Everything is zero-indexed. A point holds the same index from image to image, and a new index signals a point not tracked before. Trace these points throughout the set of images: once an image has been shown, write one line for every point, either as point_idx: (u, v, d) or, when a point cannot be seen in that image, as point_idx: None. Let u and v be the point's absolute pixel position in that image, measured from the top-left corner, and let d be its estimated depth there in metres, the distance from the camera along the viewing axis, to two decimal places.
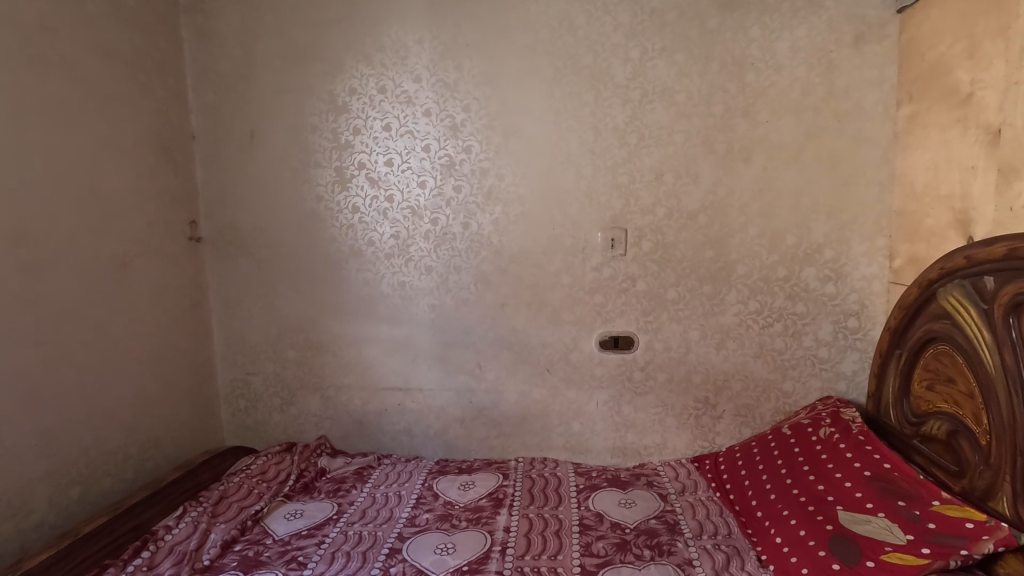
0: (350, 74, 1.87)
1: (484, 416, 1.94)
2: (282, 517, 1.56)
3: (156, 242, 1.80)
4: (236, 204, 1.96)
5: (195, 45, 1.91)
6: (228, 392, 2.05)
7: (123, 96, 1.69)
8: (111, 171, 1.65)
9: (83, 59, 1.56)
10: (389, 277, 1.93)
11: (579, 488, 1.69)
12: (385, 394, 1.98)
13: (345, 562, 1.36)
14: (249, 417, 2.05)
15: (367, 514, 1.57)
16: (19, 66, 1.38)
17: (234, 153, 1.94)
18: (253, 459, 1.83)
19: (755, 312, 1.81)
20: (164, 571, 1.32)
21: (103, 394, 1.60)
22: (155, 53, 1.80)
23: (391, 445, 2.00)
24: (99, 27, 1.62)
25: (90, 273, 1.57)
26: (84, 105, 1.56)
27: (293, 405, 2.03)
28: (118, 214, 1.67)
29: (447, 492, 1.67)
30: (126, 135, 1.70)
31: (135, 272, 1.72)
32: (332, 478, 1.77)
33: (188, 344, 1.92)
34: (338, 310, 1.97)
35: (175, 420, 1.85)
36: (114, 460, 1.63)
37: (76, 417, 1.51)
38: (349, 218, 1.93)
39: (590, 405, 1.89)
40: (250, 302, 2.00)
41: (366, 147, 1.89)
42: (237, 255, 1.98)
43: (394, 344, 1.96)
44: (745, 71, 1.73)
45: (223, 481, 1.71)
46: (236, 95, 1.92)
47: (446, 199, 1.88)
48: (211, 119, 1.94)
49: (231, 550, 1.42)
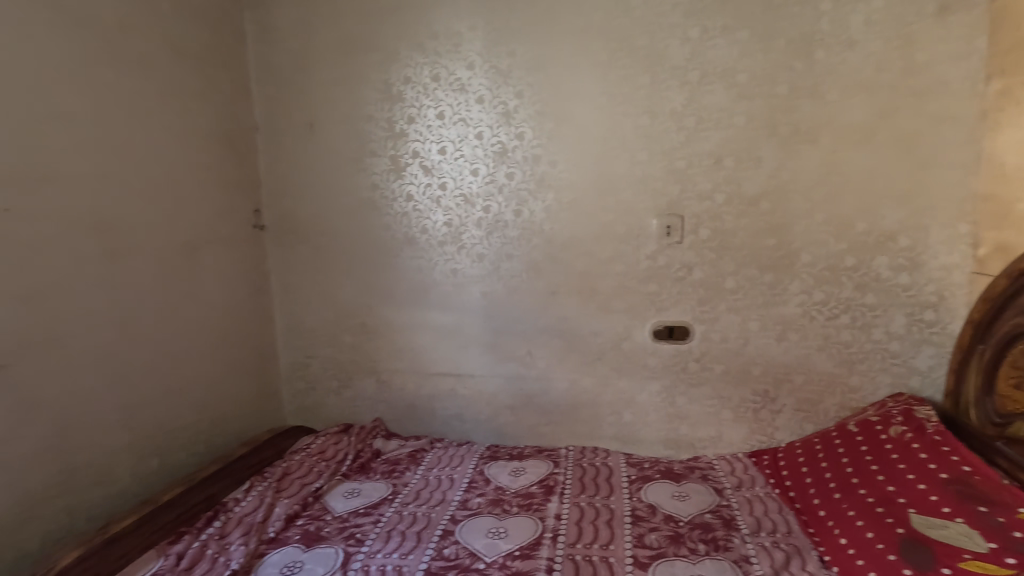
0: (404, 63, 1.89)
1: (534, 404, 1.95)
2: (341, 495, 1.62)
3: (223, 230, 1.88)
4: (296, 193, 2.03)
5: (257, 39, 1.98)
6: (289, 373, 2.14)
7: (192, 90, 1.77)
8: (182, 161, 1.73)
9: (156, 55, 1.64)
10: (442, 264, 1.96)
11: (631, 478, 1.67)
12: (437, 379, 2.02)
13: (401, 541, 1.40)
14: (308, 399, 2.14)
15: (421, 496, 1.61)
16: (100, 64, 1.47)
17: (294, 144, 2.01)
18: (312, 438, 1.90)
19: (820, 303, 1.72)
20: (234, 541, 1.39)
21: (175, 373, 1.69)
22: (220, 48, 1.87)
23: (442, 429, 2.04)
24: (170, 24, 1.69)
25: (164, 258, 1.66)
26: (158, 99, 1.64)
27: (349, 387, 2.09)
28: (188, 203, 1.75)
29: (498, 477, 1.70)
30: (194, 128, 1.78)
31: (204, 258, 1.81)
32: (387, 460, 1.83)
33: (252, 326, 2.01)
34: (393, 296, 2.01)
35: (240, 399, 1.95)
36: (187, 435, 1.73)
37: (152, 394, 1.61)
38: (404, 207, 1.96)
39: (642, 395, 1.87)
40: (310, 288, 2.07)
41: (420, 135, 1.91)
42: (297, 242, 2.06)
43: (446, 330, 1.99)
44: (814, 47, 1.63)
45: (286, 458, 1.79)
46: (296, 87, 1.97)
47: (499, 185, 1.87)
48: (272, 111, 2.00)
49: (294, 524, 1.49)
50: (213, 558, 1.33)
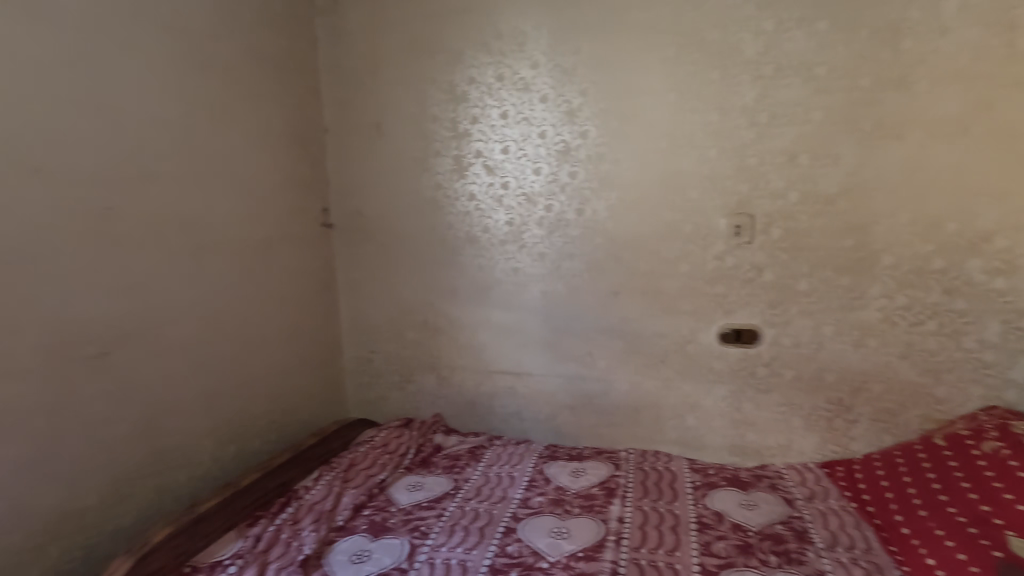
0: (469, 64, 1.91)
1: (594, 405, 1.93)
2: (404, 488, 1.66)
3: (295, 228, 1.96)
4: (363, 192, 2.09)
5: (329, 44, 2.05)
6: (353, 367, 2.21)
7: (270, 94, 1.85)
8: (260, 162, 1.81)
9: (239, 62, 1.72)
10: (503, 263, 1.97)
11: (695, 484, 1.63)
12: (496, 377, 2.03)
13: (464, 536, 1.42)
14: (371, 392, 2.20)
15: (482, 492, 1.63)
16: (190, 71, 1.56)
17: (362, 145, 2.07)
18: (376, 431, 1.95)
19: (903, 308, 1.62)
20: (305, 527, 1.45)
21: (252, 364, 1.78)
22: (295, 53, 1.95)
23: (501, 427, 2.06)
24: (252, 32, 1.77)
25: (243, 254, 1.74)
26: (240, 103, 1.73)
27: (411, 382, 2.14)
28: (265, 202, 1.83)
29: (558, 477, 1.69)
30: (271, 130, 1.86)
31: (278, 254, 1.89)
32: (447, 455, 1.86)
33: (320, 320, 2.09)
34: (455, 294, 2.04)
35: (309, 391, 2.03)
36: (261, 423, 1.81)
37: (231, 384, 1.69)
38: (466, 206, 1.98)
39: (706, 399, 1.82)
40: (374, 285, 2.13)
41: (483, 135, 1.93)
42: (363, 240, 2.12)
43: (506, 329, 2.00)
44: (901, 37, 1.54)
45: (351, 449, 1.84)
46: (365, 89, 2.03)
47: (561, 185, 1.87)
48: (342, 113, 2.07)
49: (361, 514, 1.54)
50: (287, 542, 1.38)
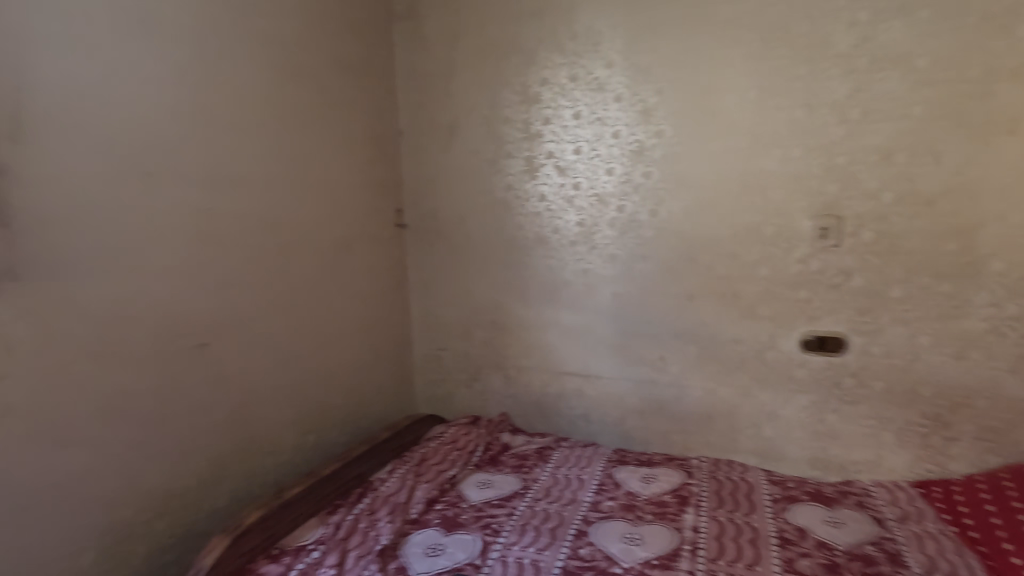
0: (543, 65, 1.91)
1: (664, 410, 1.89)
2: (474, 485, 1.68)
3: (372, 228, 2.03)
4: (435, 193, 2.14)
5: (405, 49, 2.10)
6: (422, 364, 2.26)
7: (351, 98, 1.92)
8: (343, 164, 1.89)
9: (325, 68, 1.80)
10: (573, 264, 1.96)
11: (774, 497, 1.56)
12: (564, 378, 2.03)
13: (536, 536, 1.42)
14: (439, 389, 2.25)
15: (552, 493, 1.63)
16: (283, 78, 1.64)
17: (436, 146, 2.11)
18: (445, 428, 1.99)
19: (1013, 318, 1.50)
20: (382, 518, 1.49)
21: (331, 358, 1.85)
22: (374, 59, 2.02)
23: (567, 428, 2.05)
24: (337, 39, 1.84)
25: (326, 253, 1.82)
26: (325, 108, 1.80)
27: (478, 381, 2.17)
28: (346, 202, 1.90)
29: (628, 482, 1.67)
30: (352, 133, 1.93)
31: (357, 253, 1.96)
32: (515, 454, 1.87)
33: (392, 317, 2.15)
34: (524, 294, 2.05)
35: (381, 386, 2.09)
36: (338, 415, 1.89)
37: (313, 376, 1.77)
38: (537, 206, 1.99)
39: (786, 409, 1.74)
40: (445, 284, 2.18)
41: (555, 136, 1.93)
42: (435, 240, 2.17)
43: (575, 330, 1.99)
44: (1016, 24, 1.42)
45: (422, 444, 1.89)
46: (439, 93, 2.08)
47: (634, 185, 1.84)
48: (417, 116, 2.12)
49: (434, 508, 1.57)
50: (365, 531, 1.43)
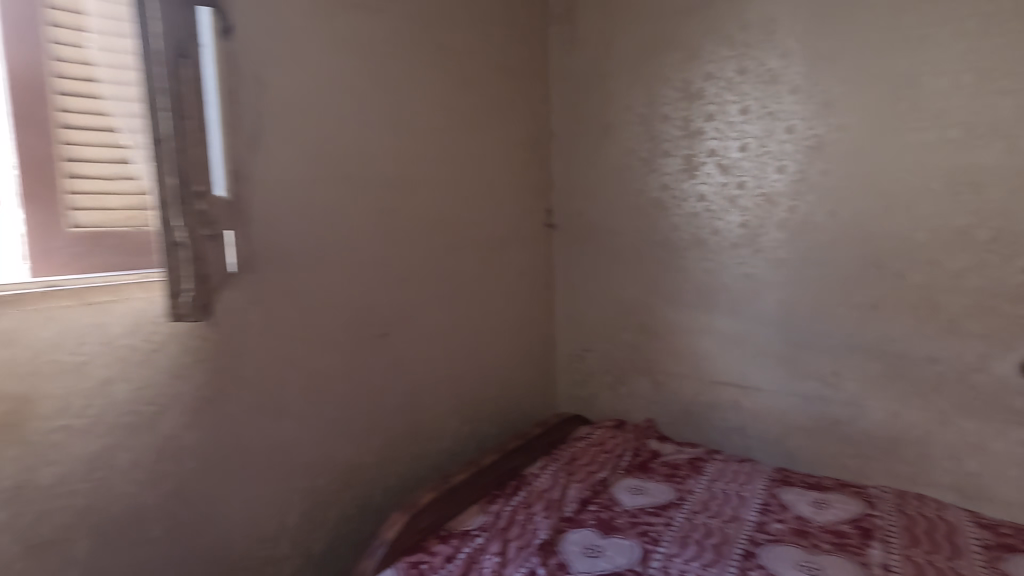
0: (708, 59, 1.83)
1: (838, 431, 1.73)
2: (627, 490, 1.65)
3: (525, 227, 2.07)
4: (587, 194, 2.14)
5: (561, 51, 2.13)
6: (566, 363, 2.27)
7: (512, 102, 1.97)
8: (502, 165, 1.94)
9: (490, 74, 1.86)
10: (734, 268, 1.85)
11: (984, 543, 1.35)
12: (720, 388, 1.93)
13: (699, 551, 1.36)
14: (583, 390, 2.24)
15: (710, 507, 1.55)
16: (455, 86, 1.73)
17: (588, 147, 2.11)
18: (591, 429, 1.98)
19: None
20: (538, 512, 1.52)
21: (486, 352, 1.92)
22: (532, 62, 2.06)
23: (720, 441, 1.95)
24: (500, 45, 1.90)
25: (485, 251, 1.88)
26: (489, 112, 1.87)
27: (624, 384, 2.14)
28: (504, 203, 1.96)
29: (797, 506, 1.54)
30: (511, 136, 1.98)
31: (511, 252, 2.01)
32: (666, 462, 1.81)
33: (539, 316, 2.18)
34: (677, 298, 1.98)
35: (528, 382, 2.14)
36: (490, 409, 1.95)
37: (471, 369, 1.85)
38: (695, 207, 1.90)
39: (997, 441, 1.51)
40: (593, 285, 2.17)
41: (719, 132, 1.83)
42: (584, 241, 2.17)
43: (734, 337, 1.88)
44: None
45: (570, 443, 1.89)
46: (594, 93, 2.07)
47: (810, 183, 1.69)
48: (570, 117, 2.14)
49: (587, 508, 1.57)
50: (523, 524, 1.47)
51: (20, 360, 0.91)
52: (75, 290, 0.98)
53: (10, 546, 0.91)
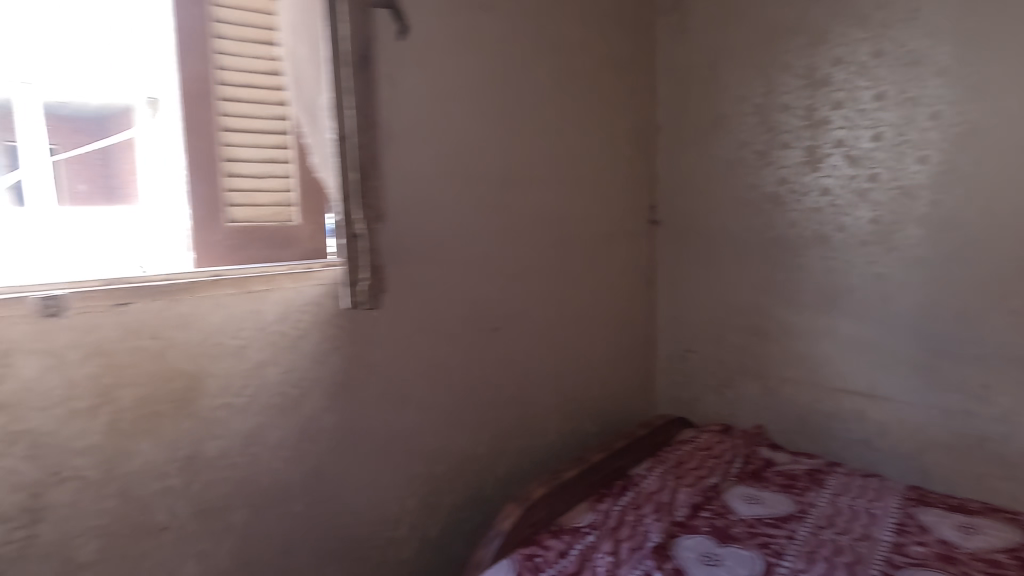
0: (837, 42, 1.70)
1: (985, 449, 1.57)
2: (741, 498, 1.58)
3: (629, 223, 2.02)
4: (693, 189, 2.05)
5: (668, 42, 2.06)
6: (666, 365, 2.19)
7: (619, 95, 1.93)
8: (609, 160, 1.90)
9: (598, 68, 1.83)
10: (862, 267, 1.72)
11: None
12: (842, 396, 1.80)
13: (829, 569, 1.27)
14: (684, 392, 2.15)
15: (837, 523, 1.45)
16: (566, 81, 1.71)
17: (696, 140, 2.03)
18: (696, 433, 1.91)
19: None
20: (648, 514, 1.48)
21: (589, 350, 1.89)
22: (639, 54, 2.01)
23: (841, 453, 1.82)
24: (609, 37, 1.87)
25: (590, 248, 1.86)
26: (597, 106, 1.84)
27: (730, 389, 2.03)
28: (609, 198, 1.92)
29: (940, 529, 1.40)
30: (618, 129, 1.94)
31: (615, 249, 1.97)
32: (781, 473, 1.72)
33: (641, 314, 2.12)
34: (794, 298, 1.87)
35: (628, 383, 2.08)
36: (591, 408, 1.92)
37: (574, 367, 1.84)
38: (817, 201, 1.78)
39: None
40: (698, 284, 2.08)
41: (848, 121, 1.70)
42: (689, 238, 2.08)
43: (860, 342, 1.75)
44: None
45: (676, 446, 1.83)
46: (705, 84, 1.99)
47: (959, 175, 1.54)
48: (676, 109, 2.07)
49: (699, 515, 1.52)
50: (633, 525, 1.43)
51: (194, 342, 1.00)
52: (238, 280, 1.06)
53: (184, 510, 1.00)
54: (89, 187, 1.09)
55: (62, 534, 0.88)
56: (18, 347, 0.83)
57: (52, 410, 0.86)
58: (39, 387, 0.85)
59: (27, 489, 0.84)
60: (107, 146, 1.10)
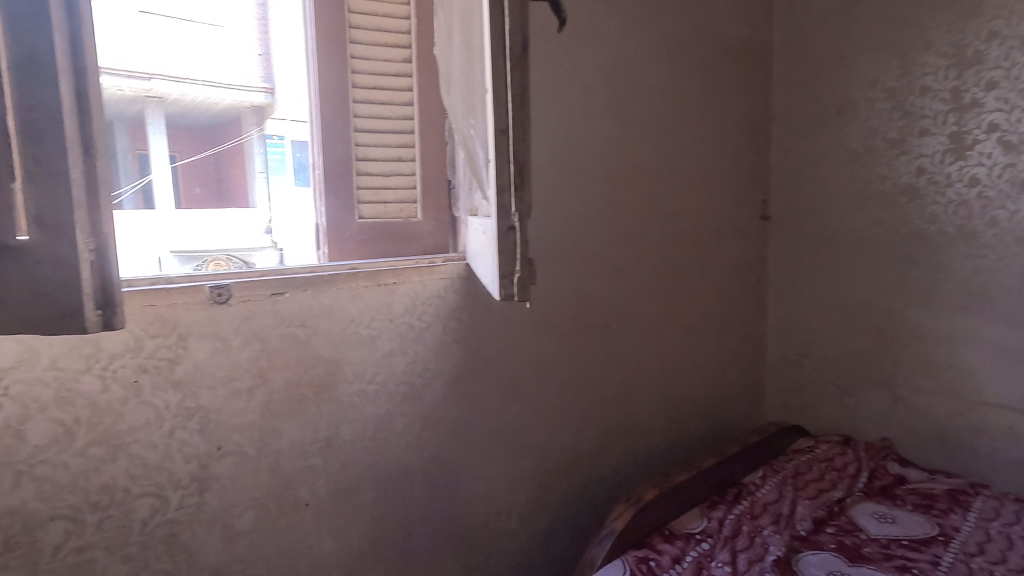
0: (993, 15, 1.53)
1: None
2: (870, 516, 1.46)
3: (741, 219, 1.92)
4: (812, 181, 1.92)
5: (786, 26, 1.94)
6: (776, 369, 2.07)
7: (733, 84, 1.84)
8: (721, 152, 1.82)
9: (712, 56, 1.75)
10: (1019, 267, 1.53)
11: None
12: (989, 411, 1.61)
13: None
14: (797, 399, 2.03)
15: (990, 551, 1.30)
16: (679, 72, 1.66)
17: (817, 129, 1.89)
18: (814, 443, 1.79)
19: None
20: (766, 526, 1.40)
21: (696, 350, 1.82)
22: (754, 40, 1.90)
23: (986, 473, 1.64)
24: (723, 23, 1.78)
25: (699, 245, 1.78)
26: (710, 96, 1.76)
27: (851, 397, 1.89)
28: (721, 192, 1.83)
29: None
30: (731, 120, 1.84)
31: (726, 245, 1.88)
32: (915, 491, 1.57)
33: (751, 315, 2.01)
34: (932, 301, 1.69)
35: (737, 386, 1.98)
36: (698, 411, 1.84)
37: (681, 368, 1.77)
38: (964, 194, 1.61)
39: None
40: (816, 283, 1.94)
41: (1005, 103, 1.52)
42: (805, 233, 1.95)
43: (1014, 351, 1.56)
44: None
45: (792, 456, 1.73)
46: (828, 68, 1.85)
47: None
48: (794, 98, 1.94)
49: (823, 530, 1.42)
50: (751, 536, 1.36)
51: (334, 331, 1.06)
52: (371, 273, 1.11)
53: (322, 489, 1.07)
54: (203, 190, 1.45)
55: (224, 504, 0.96)
56: (193, 331, 0.92)
57: (219, 389, 0.94)
58: (209, 368, 0.93)
59: (197, 460, 0.93)
60: (216, 153, 1.44)
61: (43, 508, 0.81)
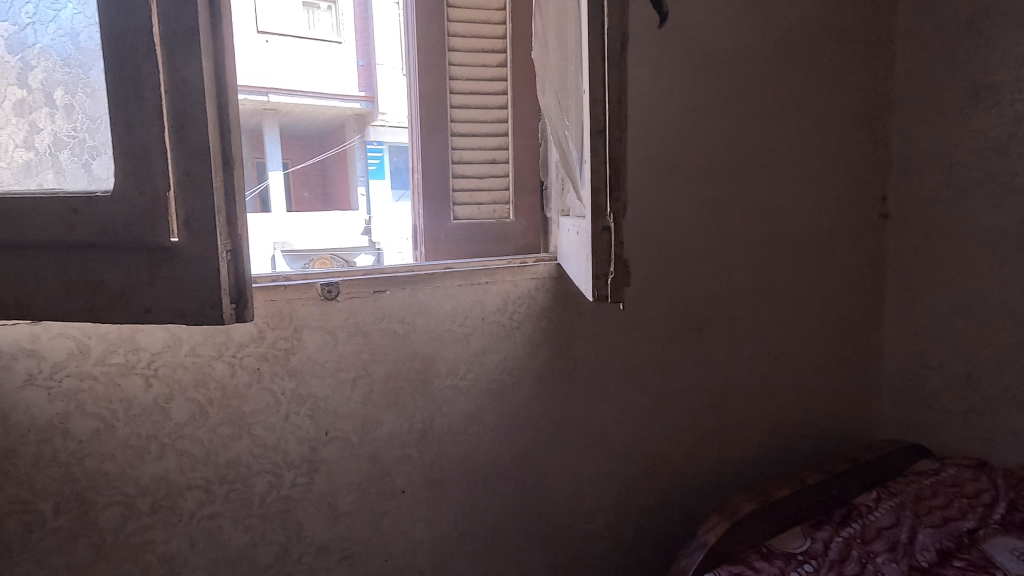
0: None
1: None
2: (1010, 553, 1.27)
3: (854, 217, 1.77)
4: (941, 175, 1.73)
5: (912, 4, 1.76)
6: (893, 382, 1.89)
7: (847, 72, 1.69)
8: (832, 145, 1.68)
9: (823, 42, 1.62)
10: None
11: None
12: None
13: None
14: (918, 415, 1.84)
15: None
16: (785, 61, 1.55)
17: (948, 117, 1.70)
18: (941, 466, 1.59)
19: None
20: (880, 553, 1.30)
21: (800, 358, 1.70)
22: (873, 22, 1.74)
23: None
24: (837, 6, 1.65)
25: (805, 246, 1.66)
26: (821, 85, 1.64)
27: (985, 416, 1.68)
28: (831, 188, 1.70)
29: None
30: (844, 110, 1.70)
31: (837, 245, 1.73)
32: None
33: (864, 321, 1.84)
34: None
35: (846, 399, 1.83)
36: (801, 423, 1.72)
37: (783, 377, 1.66)
38: None
39: None
40: (943, 288, 1.75)
41: None
42: (931, 233, 1.76)
43: None
44: None
45: (913, 479, 1.55)
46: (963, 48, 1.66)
47: None
48: (921, 83, 1.75)
49: (949, 563, 1.29)
50: (862, 562, 1.26)
51: (430, 328, 1.11)
52: (465, 273, 1.15)
53: (416, 478, 1.12)
54: None
55: (330, 485, 1.04)
56: (306, 325, 1.00)
57: (328, 378, 1.02)
58: (319, 359, 1.01)
59: (308, 443, 1.01)
60: None
61: (182, 477, 0.92)
